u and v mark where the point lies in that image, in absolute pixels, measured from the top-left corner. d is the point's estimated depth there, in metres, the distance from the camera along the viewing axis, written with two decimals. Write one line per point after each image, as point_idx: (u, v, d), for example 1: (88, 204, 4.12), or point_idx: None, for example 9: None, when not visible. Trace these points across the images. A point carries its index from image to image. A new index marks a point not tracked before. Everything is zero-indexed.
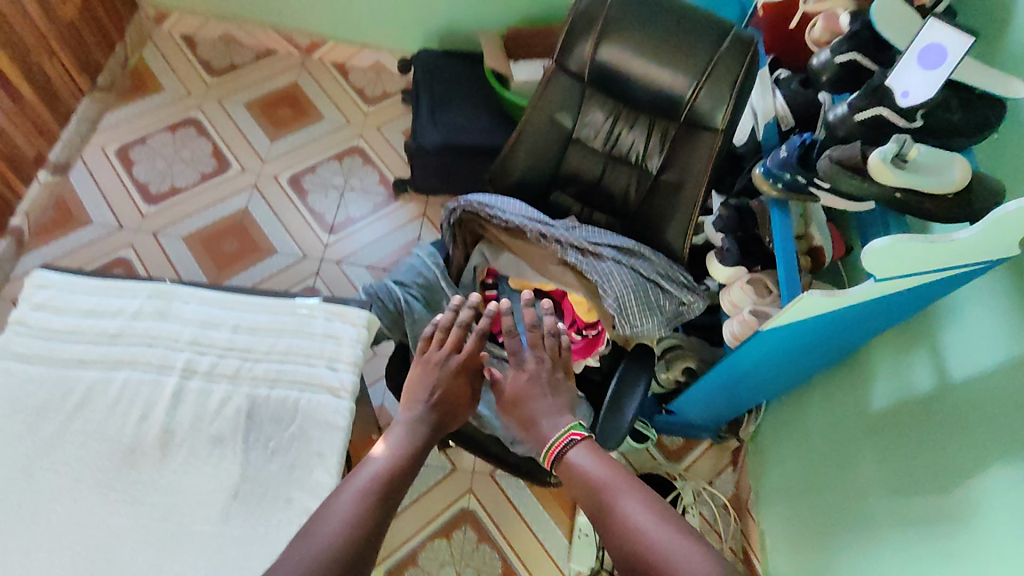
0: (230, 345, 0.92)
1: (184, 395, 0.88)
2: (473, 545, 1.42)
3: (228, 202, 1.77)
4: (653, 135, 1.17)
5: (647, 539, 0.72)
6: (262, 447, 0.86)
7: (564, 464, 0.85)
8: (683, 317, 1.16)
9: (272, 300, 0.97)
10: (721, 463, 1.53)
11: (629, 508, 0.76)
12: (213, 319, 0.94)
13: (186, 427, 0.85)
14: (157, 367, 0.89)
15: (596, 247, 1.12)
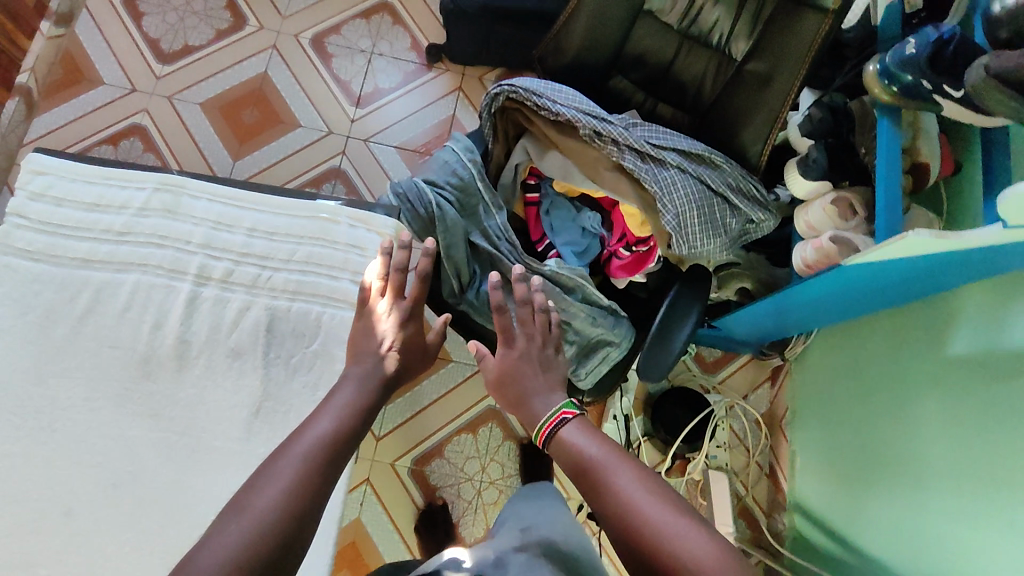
0: (245, 251, 0.84)
1: (199, 304, 0.81)
2: (499, 442, 1.42)
3: (246, 65, 1.60)
4: (744, 11, 0.96)
5: (648, 524, 0.66)
6: (282, 363, 0.81)
7: (557, 444, 0.79)
8: (750, 236, 1.03)
9: (290, 200, 0.87)
10: (759, 379, 1.47)
11: (630, 490, 0.70)
12: (226, 220, 0.85)
13: (204, 339, 0.80)
14: (169, 272, 0.82)
15: (659, 151, 0.96)
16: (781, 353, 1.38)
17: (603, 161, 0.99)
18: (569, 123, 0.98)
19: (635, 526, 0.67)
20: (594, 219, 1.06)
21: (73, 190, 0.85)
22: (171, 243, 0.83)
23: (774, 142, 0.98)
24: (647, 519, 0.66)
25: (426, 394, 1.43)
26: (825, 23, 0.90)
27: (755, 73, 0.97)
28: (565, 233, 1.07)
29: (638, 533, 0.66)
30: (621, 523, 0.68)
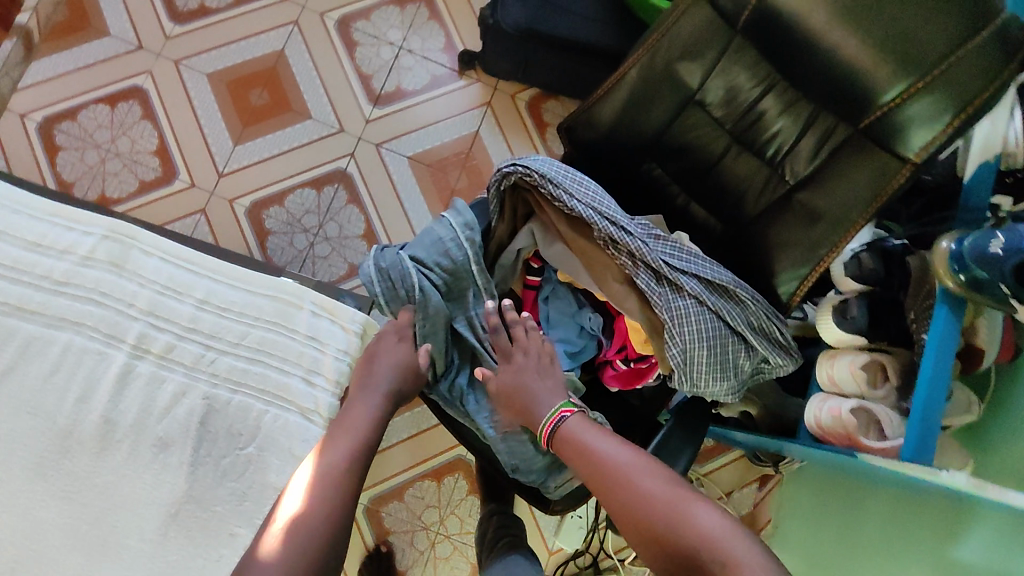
0: (191, 326, 0.92)
1: (132, 378, 0.88)
2: (462, 495, 1.36)
3: (264, 40, 1.47)
4: (810, 133, 0.82)
5: (654, 504, 0.70)
6: (211, 464, 0.86)
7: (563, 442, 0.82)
8: (763, 375, 0.92)
9: (250, 274, 0.97)
10: (747, 478, 1.40)
11: (635, 477, 0.73)
12: (177, 288, 0.94)
13: (130, 421, 0.86)
14: (105, 337, 0.89)
15: (678, 274, 0.84)
16: (775, 464, 1.29)
17: (614, 270, 0.88)
18: (585, 221, 0.87)
19: (643, 508, 0.70)
20: (594, 321, 0.95)
21: (15, 223, 0.93)
22: (113, 304, 0.91)
23: (811, 287, 0.86)
24: (655, 504, 0.70)
25: (394, 432, 1.36)
26: (900, 176, 0.76)
27: (806, 204, 0.84)
28: (561, 328, 0.97)
29: (646, 512, 0.69)
30: (628, 510, 0.71)
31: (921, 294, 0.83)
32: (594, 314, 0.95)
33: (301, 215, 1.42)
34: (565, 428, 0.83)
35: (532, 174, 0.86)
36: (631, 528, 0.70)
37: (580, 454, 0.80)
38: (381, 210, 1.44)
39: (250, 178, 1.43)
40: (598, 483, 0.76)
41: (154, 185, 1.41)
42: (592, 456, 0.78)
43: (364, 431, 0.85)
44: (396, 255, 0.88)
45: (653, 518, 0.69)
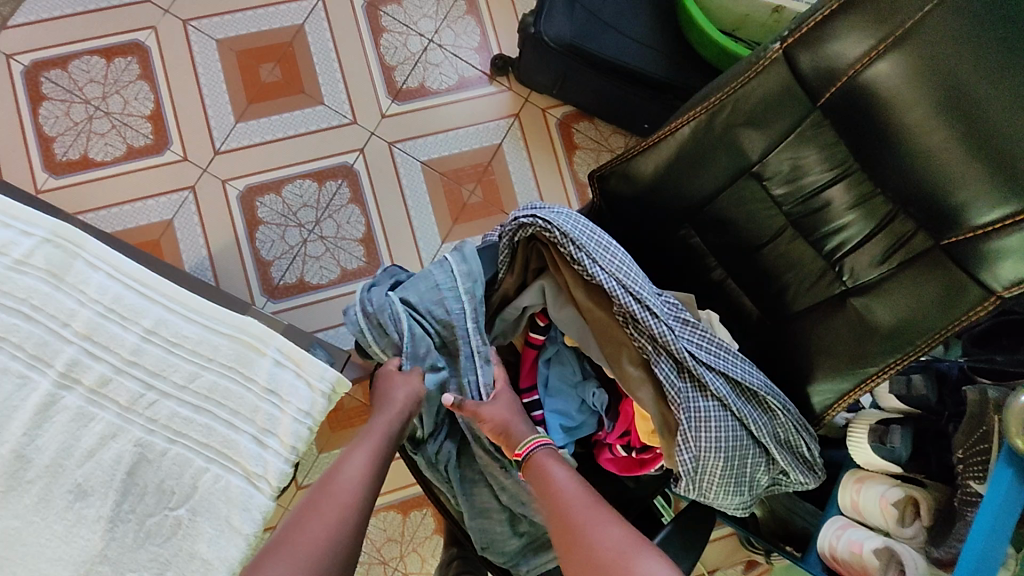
0: (135, 360, 0.83)
1: (56, 411, 0.79)
2: (428, 533, 1.25)
3: (284, 11, 1.35)
4: (880, 236, 0.71)
5: (607, 561, 0.64)
6: (133, 524, 0.77)
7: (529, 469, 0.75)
8: (778, 488, 0.81)
9: (215, 310, 0.87)
10: (735, 558, 1.30)
11: (592, 522, 0.67)
12: (128, 314, 0.85)
13: (46, 462, 0.77)
14: (30, 359, 0.80)
15: (703, 370, 0.73)
16: (768, 554, 1.19)
17: (630, 352, 0.77)
18: (606, 292, 0.75)
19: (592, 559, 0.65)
20: (597, 397, 0.84)
21: None
22: (47, 321, 0.82)
23: (850, 404, 0.75)
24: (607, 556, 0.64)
25: None
26: (980, 309, 0.65)
27: (859, 312, 0.73)
28: (559, 399, 0.86)
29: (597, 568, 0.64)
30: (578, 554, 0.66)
31: (975, 436, 0.72)
32: (598, 390, 0.84)
33: (298, 207, 1.30)
34: (533, 456, 0.75)
35: (553, 231, 0.74)
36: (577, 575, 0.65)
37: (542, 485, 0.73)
38: (385, 214, 1.32)
39: (248, 159, 1.31)
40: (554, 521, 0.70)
41: (142, 152, 1.29)
42: (553, 492, 0.72)
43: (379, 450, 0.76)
44: (385, 296, 0.78)
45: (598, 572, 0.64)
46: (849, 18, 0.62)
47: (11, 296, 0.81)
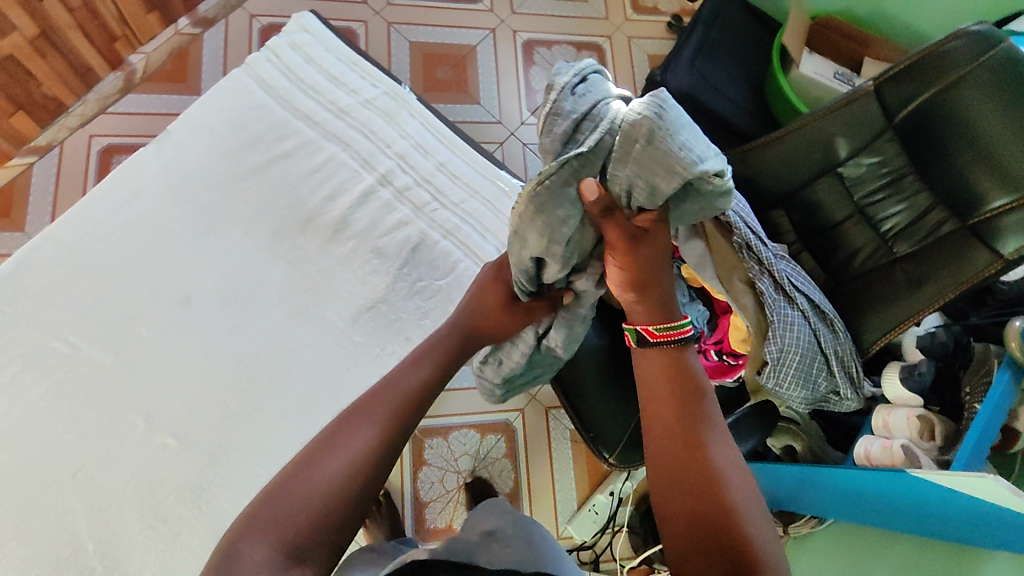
0: (429, 177, 1.16)
1: (371, 198, 1.13)
2: (498, 455, 1.46)
3: (464, 33, 1.74)
4: (922, 220, 1.04)
5: (735, 504, 0.70)
6: (407, 283, 1.10)
7: (651, 357, 0.81)
8: (827, 404, 1.09)
9: (483, 164, 1.19)
10: None
11: (713, 438, 0.75)
12: (425, 147, 1.18)
13: (359, 229, 1.11)
14: (361, 161, 1.15)
15: (794, 290, 1.04)
16: (785, 524, 1.40)
17: (741, 271, 1.06)
18: (729, 226, 1.05)
19: (703, 464, 0.73)
20: (699, 314, 1.10)
21: (324, 58, 1.21)
22: (376, 142, 1.17)
23: (890, 338, 1.04)
24: (723, 472, 0.72)
25: (459, 377, 1.49)
26: (991, 268, 0.95)
27: (906, 273, 1.04)
28: None
29: (722, 505, 0.70)
30: (691, 455, 0.74)
31: (979, 373, 1.01)
32: (701, 310, 1.10)
33: None
34: (678, 351, 0.80)
35: None
36: (677, 469, 0.74)
37: (670, 378, 0.79)
38: None
39: None
40: (675, 417, 0.76)
41: None
42: (694, 411, 0.77)
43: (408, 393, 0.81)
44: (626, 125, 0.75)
45: (708, 478, 0.72)
46: (918, 71, 0.99)
47: (357, 121, 1.17)
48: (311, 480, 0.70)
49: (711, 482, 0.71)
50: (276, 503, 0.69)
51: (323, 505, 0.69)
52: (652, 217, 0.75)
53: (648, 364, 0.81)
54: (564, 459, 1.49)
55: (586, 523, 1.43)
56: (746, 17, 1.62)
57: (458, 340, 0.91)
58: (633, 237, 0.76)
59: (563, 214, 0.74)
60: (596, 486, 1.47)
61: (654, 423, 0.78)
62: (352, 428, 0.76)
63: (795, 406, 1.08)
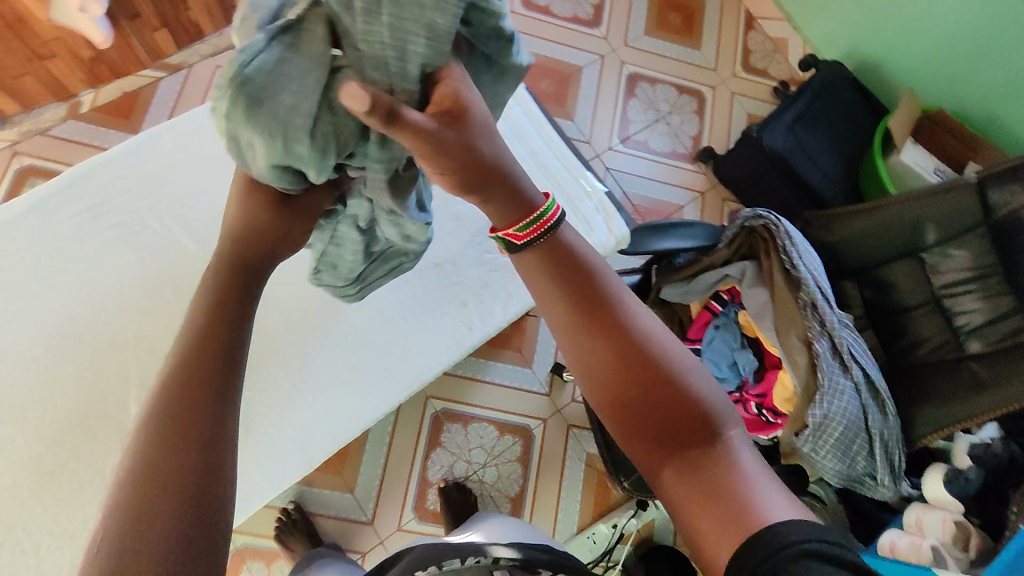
0: None
1: None
2: (511, 457, 1.47)
3: (574, 53, 1.77)
4: (999, 323, 1.00)
5: (689, 400, 0.62)
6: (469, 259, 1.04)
7: (527, 258, 0.62)
8: (858, 486, 1.05)
9: None
10: None
11: (634, 318, 0.63)
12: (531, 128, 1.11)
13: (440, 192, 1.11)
14: None
15: (851, 360, 1.01)
16: None
17: (800, 329, 1.03)
18: (798, 282, 1.04)
19: (642, 361, 0.61)
20: (748, 362, 1.10)
21: None
22: None
23: (942, 436, 1.00)
24: (659, 357, 0.62)
25: (492, 373, 1.51)
26: None
27: (970, 372, 1.00)
28: (718, 354, 1.12)
29: (680, 407, 0.61)
30: (625, 361, 0.61)
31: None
32: (751, 357, 1.10)
33: None
34: (548, 239, 0.62)
35: (780, 227, 1.06)
36: (618, 387, 0.62)
37: (567, 280, 0.62)
38: None
39: None
40: (592, 327, 0.62)
41: None
42: (608, 298, 0.63)
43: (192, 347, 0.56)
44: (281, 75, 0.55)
45: (649, 379, 0.61)
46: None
47: None
48: (167, 522, 0.48)
49: (659, 381, 0.61)
50: (138, 561, 0.46)
51: (200, 530, 0.49)
52: (450, 95, 0.53)
53: (529, 276, 0.64)
54: (573, 479, 1.48)
55: (582, 548, 1.42)
56: (854, 96, 1.62)
57: (232, 282, 0.61)
58: (433, 132, 0.50)
59: (288, 96, 0.51)
60: (600, 513, 1.46)
61: (573, 334, 0.63)
62: (200, 426, 0.52)
63: (825, 477, 1.05)
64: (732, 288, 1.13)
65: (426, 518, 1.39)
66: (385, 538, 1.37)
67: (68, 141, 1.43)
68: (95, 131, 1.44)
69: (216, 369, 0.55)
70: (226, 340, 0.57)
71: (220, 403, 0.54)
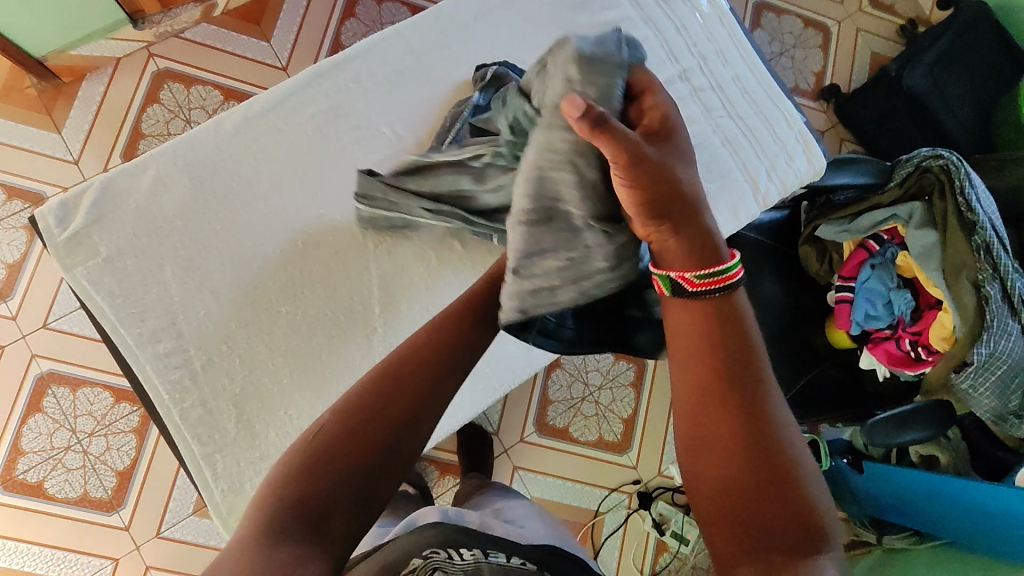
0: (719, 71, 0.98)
1: (654, 72, 0.93)
2: (625, 382, 1.53)
3: None
4: None
5: (792, 477, 0.50)
6: None
7: (693, 305, 0.57)
8: (1003, 424, 1.10)
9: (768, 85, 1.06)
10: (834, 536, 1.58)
11: (758, 371, 0.54)
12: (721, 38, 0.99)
13: None
14: (649, 25, 0.94)
15: (1020, 304, 1.04)
16: (878, 533, 1.44)
17: (970, 272, 1.05)
18: (972, 225, 1.05)
19: (737, 416, 0.52)
20: (905, 302, 1.12)
21: None
22: (670, 13, 0.95)
23: None
24: (768, 427, 0.52)
25: None
26: None
27: None
28: (874, 291, 1.13)
29: (782, 482, 0.50)
30: (726, 399, 0.53)
31: None
32: (908, 298, 1.12)
33: None
34: (725, 299, 0.56)
35: (961, 169, 1.05)
36: (714, 421, 0.52)
37: (704, 322, 0.56)
38: None
39: None
40: (712, 367, 0.54)
41: None
42: (730, 340, 0.55)
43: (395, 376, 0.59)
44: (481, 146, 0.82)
45: (747, 431, 0.51)
46: None
47: None
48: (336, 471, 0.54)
49: (756, 441, 0.51)
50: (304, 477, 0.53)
51: (354, 486, 0.54)
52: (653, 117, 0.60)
53: (673, 310, 0.58)
54: None
55: None
56: (994, 39, 1.56)
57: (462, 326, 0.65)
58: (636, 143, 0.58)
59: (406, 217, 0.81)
60: None
61: (690, 377, 0.55)
62: (386, 402, 0.58)
63: (975, 412, 1.10)
64: (893, 228, 1.14)
65: (548, 433, 1.48)
66: (509, 449, 1.46)
67: (202, 45, 1.43)
68: (227, 35, 1.44)
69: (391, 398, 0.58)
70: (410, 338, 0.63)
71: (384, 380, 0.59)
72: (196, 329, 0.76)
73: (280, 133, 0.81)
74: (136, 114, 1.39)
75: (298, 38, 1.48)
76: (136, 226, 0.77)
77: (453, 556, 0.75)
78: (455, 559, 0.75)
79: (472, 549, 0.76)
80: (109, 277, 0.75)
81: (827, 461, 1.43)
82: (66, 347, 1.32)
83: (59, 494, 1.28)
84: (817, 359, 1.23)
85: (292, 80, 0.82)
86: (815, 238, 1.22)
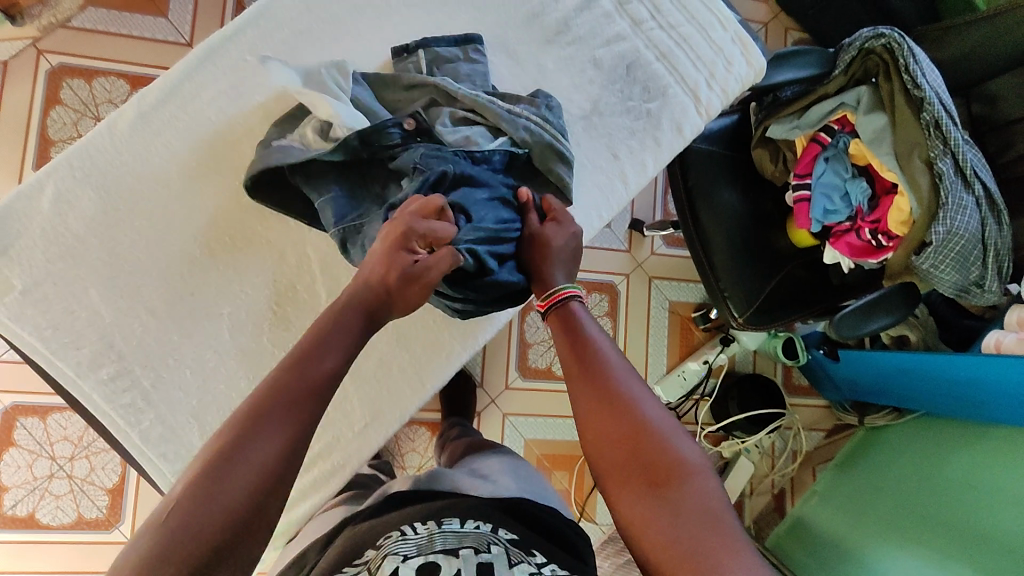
0: None
1: None
2: (601, 313, 1.53)
3: None
4: None
5: (662, 452, 0.61)
6: (602, 108, 0.86)
7: (551, 324, 0.71)
8: (966, 297, 1.11)
9: None
10: (820, 424, 1.66)
11: (615, 371, 0.67)
12: None
13: None
14: None
15: (970, 175, 1.03)
16: (860, 415, 1.51)
17: (921, 151, 1.03)
18: (920, 102, 1.02)
19: (618, 407, 0.64)
20: (861, 191, 1.10)
21: None
22: None
23: None
24: (638, 413, 0.63)
25: None
26: None
27: None
28: (829, 186, 1.11)
29: (657, 456, 0.61)
30: (623, 430, 0.63)
31: None
32: (864, 186, 1.09)
33: None
34: (564, 308, 0.71)
35: (903, 46, 1.02)
36: (597, 416, 0.64)
37: (568, 339, 0.69)
38: None
39: None
40: (585, 370, 0.67)
41: None
42: (593, 350, 0.68)
43: (305, 395, 0.57)
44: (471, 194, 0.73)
45: (625, 419, 0.63)
46: None
47: None
48: (221, 493, 0.50)
49: (630, 428, 0.62)
50: (183, 533, 0.48)
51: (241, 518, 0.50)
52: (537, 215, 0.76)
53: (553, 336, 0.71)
54: (660, 325, 1.56)
55: (674, 385, 1.50)
56: None
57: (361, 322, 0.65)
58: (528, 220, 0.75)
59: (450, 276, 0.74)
60: (687, 355, 1.56)
61: (574, 392, 0.67)
62: (258, 433, 0.54)
63: (940, 288, 1.11)
64: (843, 117, 1.11)
65: (532, 375, 1.49)
66: (496, 398, 1.47)
67: (91, 32, 1.31)
68: (119, 18, 1.32)
69: (261, 422, 0.54)
70: (318, 370, 0.60)
71: (293, 420, 0.56)
72: (135, 348, 0.73)
73: (183, 124, 0.76)
74: (39, 121, 1.28)
75: (198, 8, 1.36)
76: (47, 251, 0.71)
77: (406, 531, 0.68)
78: (407, 535, 0.67)
79: (427, 523, 0.69)
80: (32, 310, 0.71)
81: (806, 358, 1.46)
82: (22, 377, 1.28)
83: (53, 521, 1.27)
84: (783, 259, 1.22)
85: (181, 64, 0.76)
86: (767, 139, 1.19)
